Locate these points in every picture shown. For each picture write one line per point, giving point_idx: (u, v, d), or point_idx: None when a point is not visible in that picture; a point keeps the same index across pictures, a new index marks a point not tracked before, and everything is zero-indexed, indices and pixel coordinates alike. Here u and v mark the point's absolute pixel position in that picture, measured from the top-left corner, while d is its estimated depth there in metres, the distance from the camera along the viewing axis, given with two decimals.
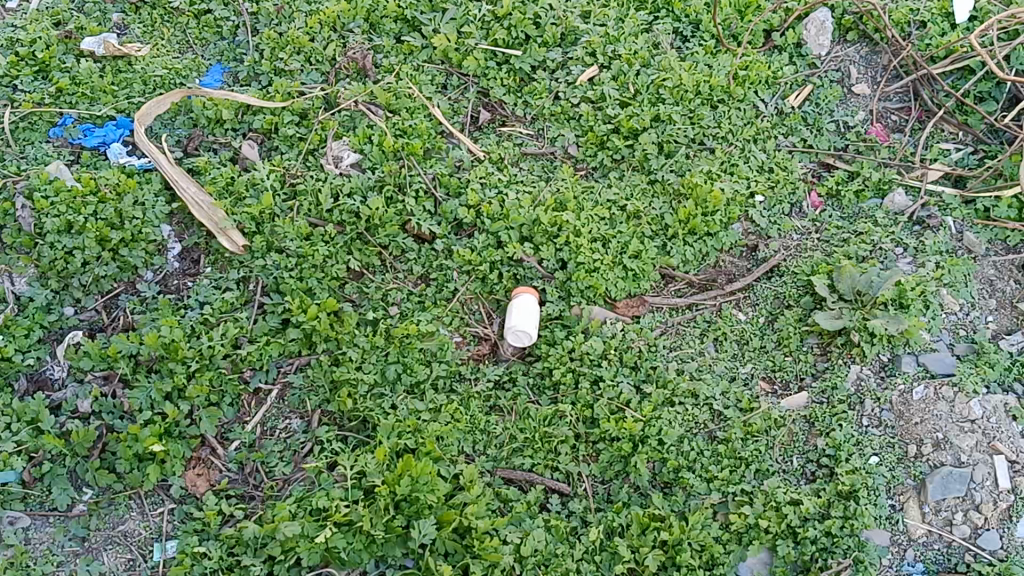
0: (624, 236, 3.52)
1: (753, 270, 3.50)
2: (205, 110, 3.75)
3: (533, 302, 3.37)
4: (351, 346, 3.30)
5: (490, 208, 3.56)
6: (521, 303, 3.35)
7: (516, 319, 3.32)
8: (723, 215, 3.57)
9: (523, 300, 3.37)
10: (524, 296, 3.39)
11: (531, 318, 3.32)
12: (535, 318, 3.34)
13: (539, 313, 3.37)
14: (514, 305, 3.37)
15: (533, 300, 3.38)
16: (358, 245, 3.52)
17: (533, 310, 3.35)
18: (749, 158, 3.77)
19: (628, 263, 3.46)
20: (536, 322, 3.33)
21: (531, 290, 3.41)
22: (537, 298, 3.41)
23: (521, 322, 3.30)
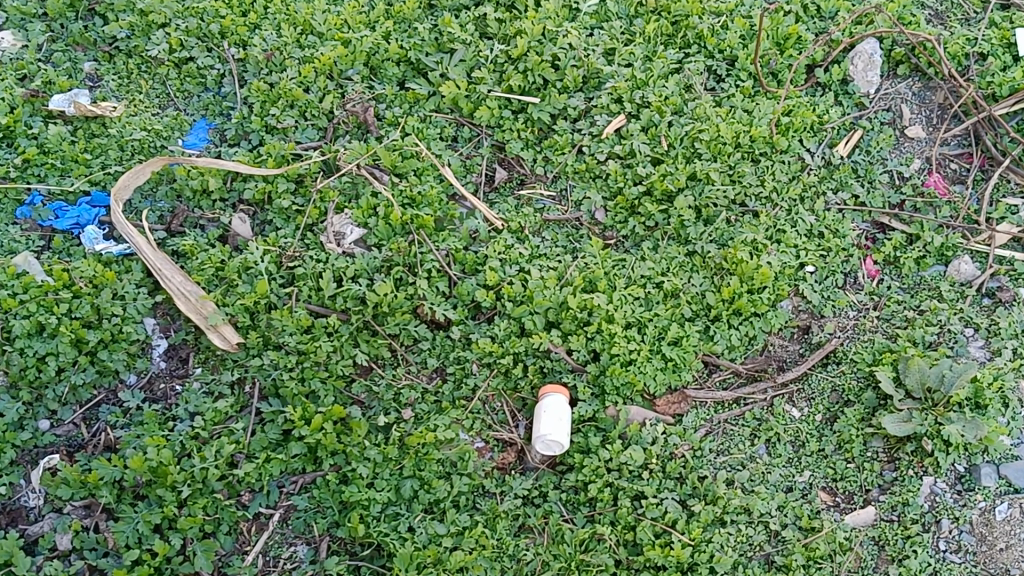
0: (662, 320, 3.15)
1: (806, 356, 3.16)
2: (189, 179, 3.35)
3: (564, 405, 3.01)
4: (361, 460, 2.95)
5: (511, 290, 3.19)
6: (551, 407, 2.99)
7: (545, 425, 2.96)
8: (772, 293, 3.20)
9: (553, 402, 3.01)
10: (553, 397, 3.03)
11: (562, 424, 2.96)
12: (567, 424, 2.98)
13: (570, 416, 3.02)
14: (542, 407, 3.01)
15: (563, 401, 3.02)
16: (366, 336, 3.15)
17: (564, 414, 2.99)
18: (796, 222, 3.38)
19: (668, 352, 3.09)
20: (567, 428, 2.98)
21: (561, 389, 3.05)
22: (567, 398, 3.05)
23: (552, 430, 2.94)
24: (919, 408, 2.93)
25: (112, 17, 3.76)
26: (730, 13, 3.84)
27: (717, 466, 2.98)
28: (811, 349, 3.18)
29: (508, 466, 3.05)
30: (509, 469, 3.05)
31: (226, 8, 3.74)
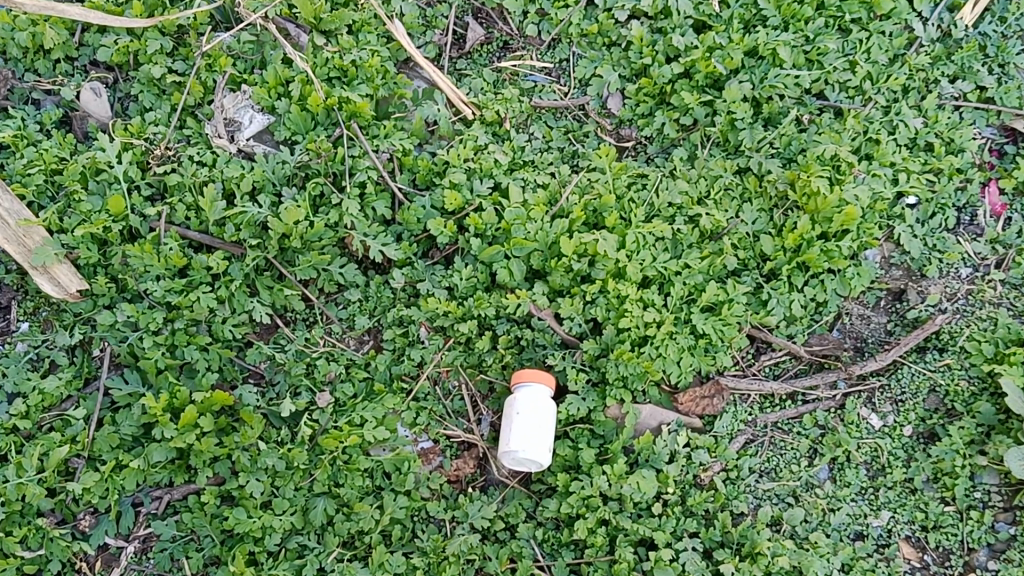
0: (695, 276, 2.20)
1: (897, 337, 2.22)
2: (17, 31, 2.30)
3: (543, 403, 2.08)
4: (253, 472, 2.07)
5: (479, 221, 2.20)
6: (524, 409, 2.07)
7: (515, 440, 2.05)
8: (855, 241, 2.22)
9: (527, 400, 2.08)
10: (528, 388, 2.09)
11: (539, 438, 2.05)
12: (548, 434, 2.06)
13: (556, 419, 2.10)
14: (512, 407, 2.09)
15: (543, 395, 2.09)
16: (268, 284, 2.21)
17: (543, 420, 2.06)
18: (897, 126, 2.33)
19: (698, 325, 2.16)
20: (550, 439, 2.07)
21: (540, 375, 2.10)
22: (550, 386, 2.11)
23: (528, 448, 2.04)
24: None
25: None
26: None
27: (757, 499, 2.11)
28: (904, 326, 2.24)
29: (464, 480, 2.18)
30: (466, 482, 2.18)
31: None
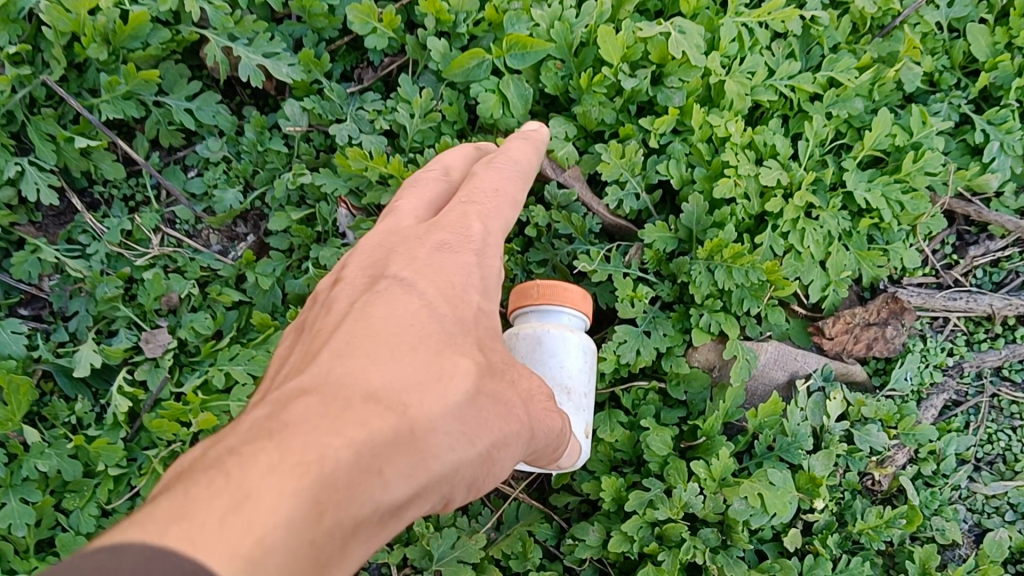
0: (852, 100, 1.17)
1: None
2: None
3: (557, 345, 1.01)
4: (14, 489, 1.07)
5: (442, 5, 1.17)
6: (519, 359, 1.02)
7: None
8: None
9: (527, 338, 1.02)
10: (529, 313, 1.02)
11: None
12: (566, 415, 1.01)
13: (589, 368, 1.05)
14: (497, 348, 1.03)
15: (558, 333, 1.01)
16: (47, 131, 1.16)
17: (554, 384, 1.01)
18: None
19: (862, 194, 1.15)
20: (579, 412, 1.03)
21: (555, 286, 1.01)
22: (579, 310, 1.02)
23: None
24: None
25: None
26: None
27: (974, 516, 1.13)
28: None
29: None
30: None
31: None
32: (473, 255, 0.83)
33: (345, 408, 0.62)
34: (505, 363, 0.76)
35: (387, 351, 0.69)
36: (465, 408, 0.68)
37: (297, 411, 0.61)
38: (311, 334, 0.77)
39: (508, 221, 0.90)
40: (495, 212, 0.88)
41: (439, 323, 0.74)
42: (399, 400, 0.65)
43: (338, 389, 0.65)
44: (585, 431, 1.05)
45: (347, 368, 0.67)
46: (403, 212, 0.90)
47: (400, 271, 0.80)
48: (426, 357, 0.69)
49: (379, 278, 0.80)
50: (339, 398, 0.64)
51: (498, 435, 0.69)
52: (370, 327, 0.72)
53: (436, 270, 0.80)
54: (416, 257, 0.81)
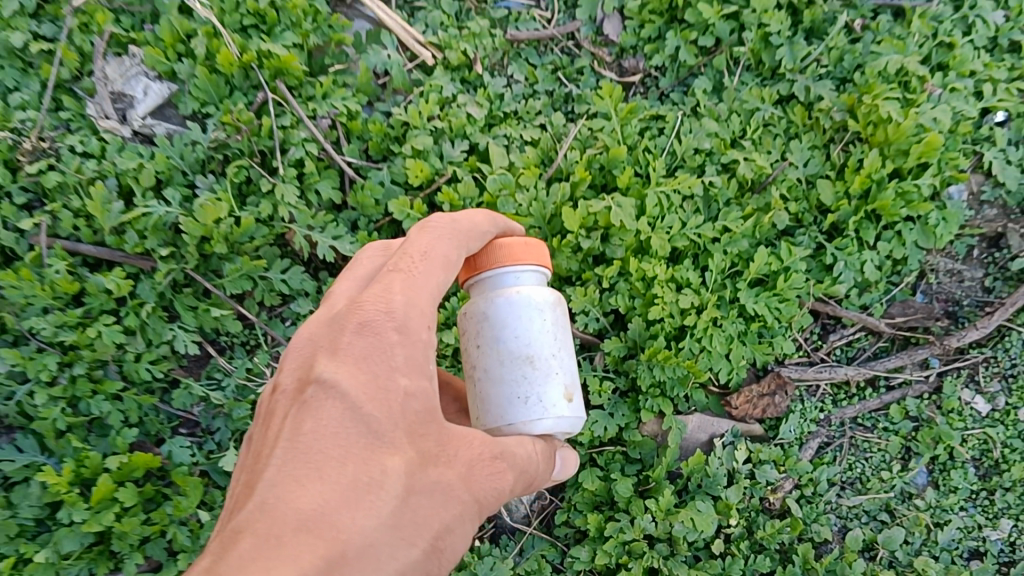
0: (739, 241, 1.71)
1: (1001, 297, 1.73)
2: None
3: (508, 314, 1.17)
4: (196, 552, 1.61)
5: (455, 195, 1.69)
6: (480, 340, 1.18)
7: (477, 396, 1.19)
8: (936, 180, 1.72)
9: (484, 314, 1.18)
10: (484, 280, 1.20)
11: (514, 398, 1.15)
12: (532, 380, 1.16)
13: (553, 334, 1.20)
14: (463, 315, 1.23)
15: (511, 294, 1.18)
16: (189, 303, 1.71)
17: (513, 353, 1.17)
18: (972, 25, 1.85)
19: (750, 306, 1.67)
20: (549, 377, 1.18)
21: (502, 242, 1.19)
22: (524, 263, 1.19)
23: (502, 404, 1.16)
24: None
25: None
26: None
27: (842, 520, 1.66)
28: (1008, 281, 1.75)
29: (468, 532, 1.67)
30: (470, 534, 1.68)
31: None
32: (394, 333, 1.00)
33: (280, 545, 0.88)
34: (436, 446, 0.99)
35: (320, 473, 0.94)
36: (400, 504, 0.95)
37: (241, 552, 0.87)
38: (259, 449, 1.00)
39: (444, 277, 1.08)
40: (415, 279, 1.05)
41: (366, 427, 0.96)
42: (331, 523, 0.90)
43: (276, 522, 0.89)
44: (567, 391, 1.19)
45: (286, 496, 0.92)
46: (338, 298, 1.10)
47: (325, 374, 0.99)
48: (355, 468, 0.94)
49: (310, 382, 0.99)
50: (278, 529, 0.89)
51: (434, 522, 0.97)
52: (299, 445, 0.95)
53: (357, 359, 0.99)
54: (342, 354, 1.00)
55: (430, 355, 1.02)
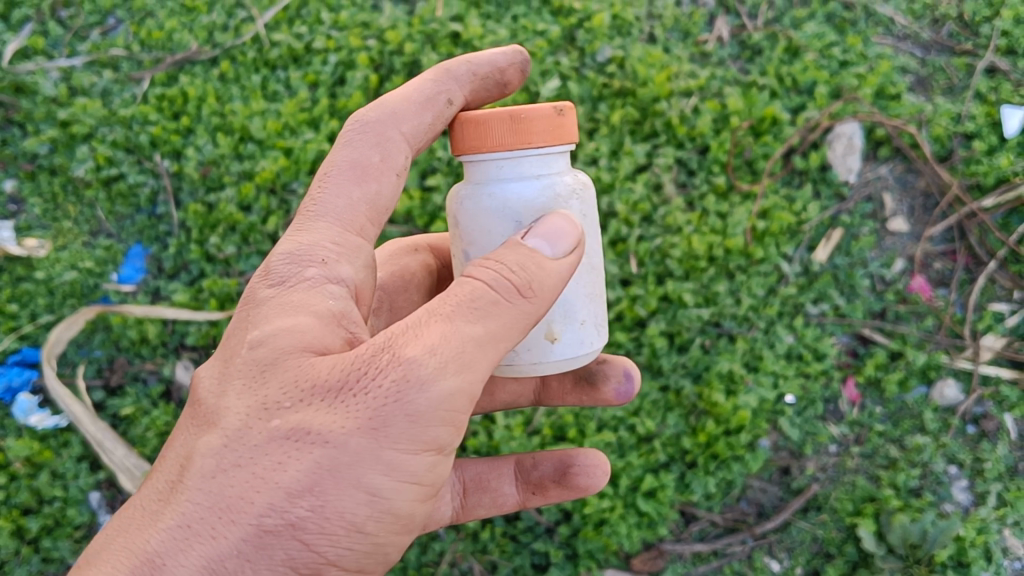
0: (635, 469, 3.02)
1: (787, 502, 3.05)
2: (127, 329, 3.19)
3: (485, 226, 1.87)
4: None
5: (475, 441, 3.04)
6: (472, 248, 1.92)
7: None
8: (749, 435, 3.05)
9: (472, 228, 1.90)
10: (487, 159, 1.85)
11: None
12: None
13: None
14: (476, 163, 1.89)
15: (492, 199, 1.85)
16: None
17: None
18: (775, 342, 3.22)
19: (643, 507, 2.98)
20: None
21: (501, 141, 1.80)
22: (507, 154, 1.81)
23: None
24: (901, 566, 2.83)
25: (31, 129, 3.55)
26: (701, 92, 3.60)
27: None
28: (791, 493, 3.07)
29: None
30: None
31: (156, 113, 3.53)
32: (262, 295, 1.82)
33: (129, 524, 1.68)
34: (280, 399, 1.66)
35: (172, 459, 1.73)
36: (221, 466, 1.63)
37: (115, 526, 1.71)
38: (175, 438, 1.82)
39: (319, 232, 1.90)
40: (296, 245, 1.88)
41: (211, 411, 1.73)
42: (163, 500, 1.66)
43: (136, 507, 1.70)
44: (547, 332, 1.91)
45: (154, 480, 1.73)
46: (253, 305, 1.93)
47: (209, 368, 1.81)
48: (195, 445, 1.70)
49: (200, 380, 1.81)
50: (134, 513, 1.69)
51: (251, 478, 1.61)
52: (179, 434, 1.77)
53: (229, 342, 1.81)
54: (225, 345, 1.81)
55: (295, 298, 1.79)
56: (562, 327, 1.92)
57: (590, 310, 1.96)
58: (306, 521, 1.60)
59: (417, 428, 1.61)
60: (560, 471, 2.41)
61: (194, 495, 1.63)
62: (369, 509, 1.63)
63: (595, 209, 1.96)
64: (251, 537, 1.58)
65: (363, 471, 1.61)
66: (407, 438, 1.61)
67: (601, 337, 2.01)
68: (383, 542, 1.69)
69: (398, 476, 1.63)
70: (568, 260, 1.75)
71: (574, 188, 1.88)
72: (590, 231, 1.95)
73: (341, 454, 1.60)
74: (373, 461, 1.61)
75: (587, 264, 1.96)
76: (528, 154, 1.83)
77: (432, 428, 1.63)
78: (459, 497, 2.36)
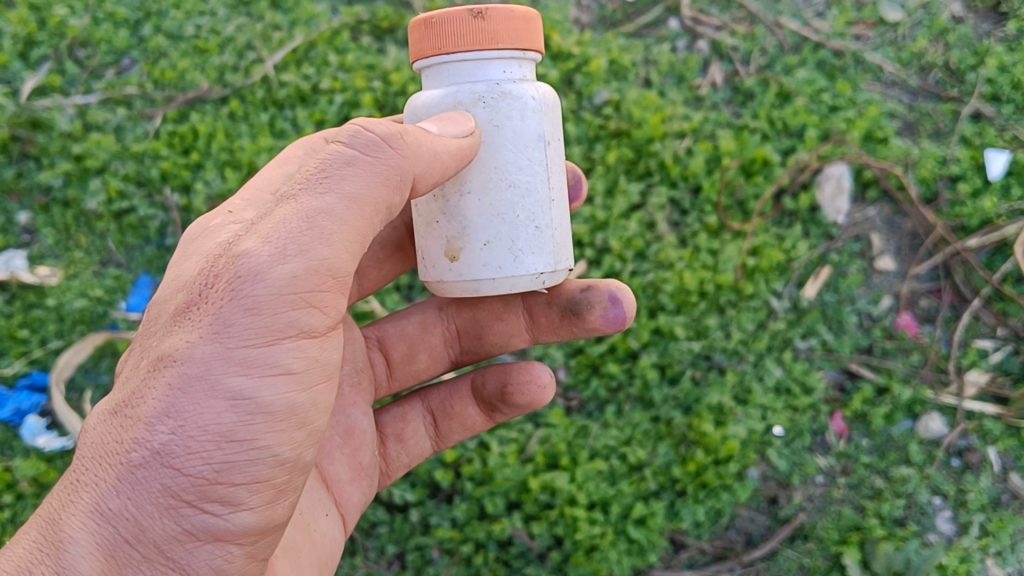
0: (626, 497, 3.10)
1: (774, 531, 3.13)
2: None
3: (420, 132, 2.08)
4: None
5: (471, 467, 3.13)
6: None
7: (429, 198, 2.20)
8: (738, 465, 3.12)
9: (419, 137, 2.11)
10: (422, 66, 2.02)
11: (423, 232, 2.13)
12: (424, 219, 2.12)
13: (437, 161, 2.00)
14: (425, 75, 2.05)
15: (420, 107, 2.04)
16: None
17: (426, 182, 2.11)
18: (764, 376, 3.30)
19: (633, 534, 3.05)
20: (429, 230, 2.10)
21: (419, 46, 1.95)
22: (424, 58, 1.97)
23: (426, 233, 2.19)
24: None
25: (47, 163, 3.68)
26: (694, 133, 3.71)
27: None
28: (778, 522, 3.16)
29: None
30: None
31: (167, 148, 3.66)
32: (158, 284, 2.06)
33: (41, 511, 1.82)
34: (152, 346, 1.82)
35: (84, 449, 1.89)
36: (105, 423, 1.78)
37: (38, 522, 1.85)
38: None
39: None
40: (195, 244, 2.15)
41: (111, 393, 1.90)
42: (64, 479, 1.81)
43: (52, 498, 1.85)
44: (446, 247, 2.05)
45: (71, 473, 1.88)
46: None
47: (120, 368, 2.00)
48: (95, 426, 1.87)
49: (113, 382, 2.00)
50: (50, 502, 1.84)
51: (126, 421, 1.75)
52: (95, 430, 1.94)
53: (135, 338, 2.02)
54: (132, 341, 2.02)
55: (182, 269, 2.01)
56: (460, 242, 2.03)
57: (499, 231, 2.00)
58: (170, 444, 1.70)
59: (264, 315, 1.72)
60: (503, 389, 2.58)
61: (86, 454, 1.78)
62: (235, 414, 1.72)
63: (520, 124, 1.99)
64: (126, 474, 1.70)
65: (217, 376, 1.71)
66: (254, 329, 1.72)
67: (522, 261, 2.01)
68: (268, 444, 1.75)
69: (256, 371, 1.73)
70: (454, 145, 1.87)
71: (483, 100, 1.96)
72: (507, 147, 2.00)
73: (194, 366, 1.72)
74: (225, 363, 1.72)
75: (498, 181, 2.01)
76: (454, 60, 1.94)
77: (278, 308, 1.73)
78: (431, 426, 2.75)
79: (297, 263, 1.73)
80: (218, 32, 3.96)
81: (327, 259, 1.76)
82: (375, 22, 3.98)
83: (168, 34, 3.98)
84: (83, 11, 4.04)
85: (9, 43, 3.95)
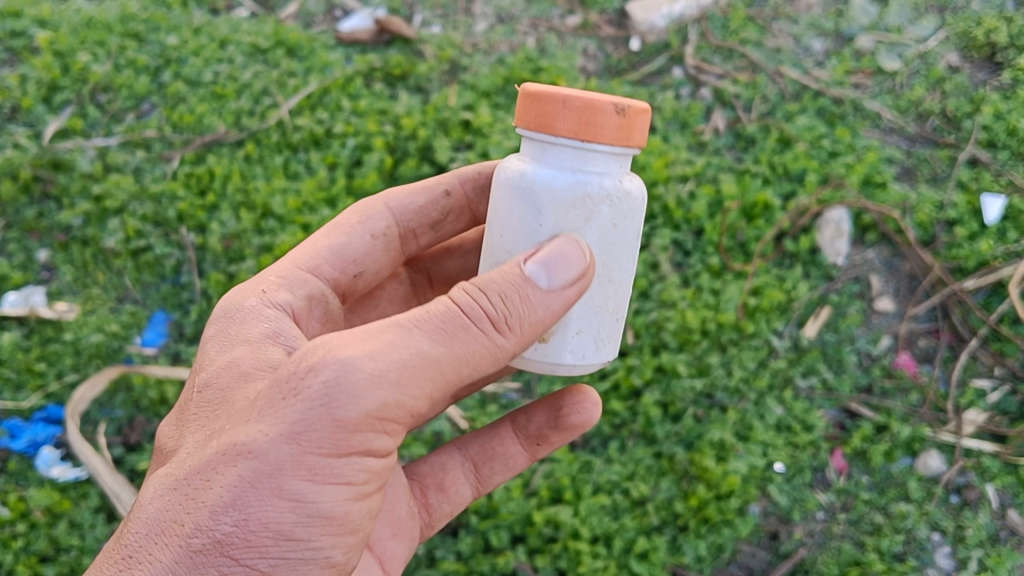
0: (628, 531, 3.14)
1: (774, 567, 3.17)
2: (147, 389, 3.37)
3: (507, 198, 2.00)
4: None
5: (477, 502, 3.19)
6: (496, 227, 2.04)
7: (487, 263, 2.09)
8: (739, 500, 3.16)
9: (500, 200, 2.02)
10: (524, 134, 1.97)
11: None
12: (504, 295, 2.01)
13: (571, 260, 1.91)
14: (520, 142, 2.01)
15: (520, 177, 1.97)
16: None
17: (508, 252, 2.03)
18: (765, 414, 3.36)
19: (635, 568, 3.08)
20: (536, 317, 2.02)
21: (535, 120, 1.91)
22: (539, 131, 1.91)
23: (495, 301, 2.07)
24: None
25: (67, 203, 3.79)
26: (697, 178, 3.81)
27: None
28: (779, 557, 3.20)
29: None
30: None
31: (184, 189, 3.76)
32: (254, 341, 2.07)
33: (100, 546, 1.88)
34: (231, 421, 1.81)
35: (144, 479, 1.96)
36: (169, 490, 1.81)
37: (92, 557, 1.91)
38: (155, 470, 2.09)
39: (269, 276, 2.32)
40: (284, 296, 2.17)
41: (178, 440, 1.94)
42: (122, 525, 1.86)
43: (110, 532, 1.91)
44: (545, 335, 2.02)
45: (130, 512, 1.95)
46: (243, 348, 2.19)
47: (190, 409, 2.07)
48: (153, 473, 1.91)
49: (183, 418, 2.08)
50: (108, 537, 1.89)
51: (191, 499, 1.76)
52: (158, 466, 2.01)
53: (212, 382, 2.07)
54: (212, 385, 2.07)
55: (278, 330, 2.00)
56: (558, 333, 2.02)
57: (590, 322, 2.05)
58: (231, 535, 1.72)
59: (337, 420, 1.69)
60: (552, 416, 2.60)
61: (146, 511, 1.82)
62: (294, 515, 1.74)
63: (632, 223, 2.02)
64: (183, 558, 1.73)
65: (283, 477, 1.71)
66: (323, 434, 1.70)
67: (602, 351, 2.09)
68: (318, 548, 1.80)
69: (320, 478, 1.73)
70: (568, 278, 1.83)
71: (609, 196, 1.94)
72: (612, 244, 2.00)
73: (260, 459, 1.71)
74: (294, 466, 1.71)
75: (603, 276, 2.02)
76: (555, 141, 1.91)
77: (351, 418, 1.70)
78: (471, 474, 2.71)
79: (381, 376, 1.69)
80: (235, 79, 4.09)
81: (406, 398, 1.71)
82: (387, 69, 4.12)
83: (187, 80, 4.10)
84: (105, 57, 4.17)
85: (34, 88, 4.08)
